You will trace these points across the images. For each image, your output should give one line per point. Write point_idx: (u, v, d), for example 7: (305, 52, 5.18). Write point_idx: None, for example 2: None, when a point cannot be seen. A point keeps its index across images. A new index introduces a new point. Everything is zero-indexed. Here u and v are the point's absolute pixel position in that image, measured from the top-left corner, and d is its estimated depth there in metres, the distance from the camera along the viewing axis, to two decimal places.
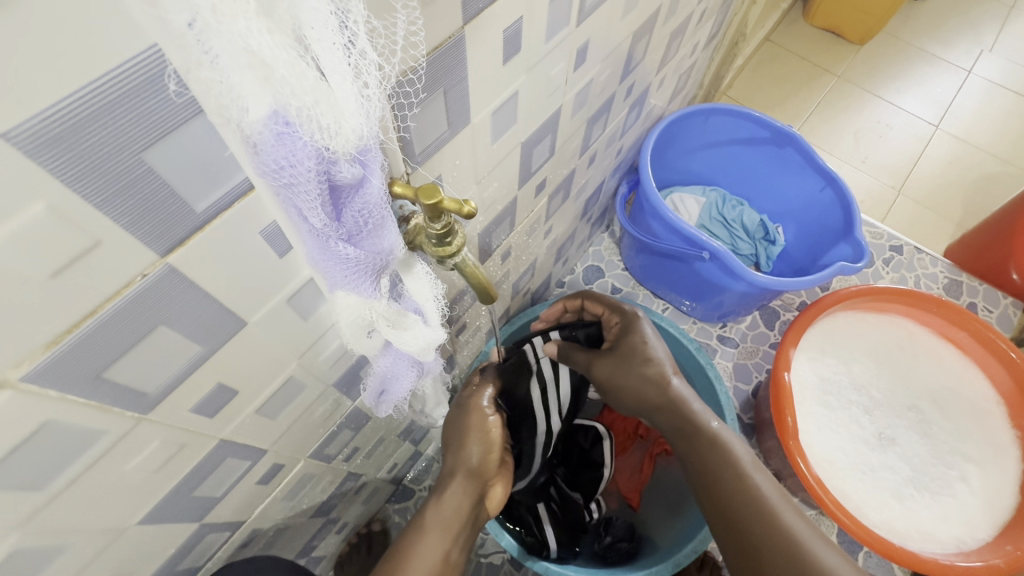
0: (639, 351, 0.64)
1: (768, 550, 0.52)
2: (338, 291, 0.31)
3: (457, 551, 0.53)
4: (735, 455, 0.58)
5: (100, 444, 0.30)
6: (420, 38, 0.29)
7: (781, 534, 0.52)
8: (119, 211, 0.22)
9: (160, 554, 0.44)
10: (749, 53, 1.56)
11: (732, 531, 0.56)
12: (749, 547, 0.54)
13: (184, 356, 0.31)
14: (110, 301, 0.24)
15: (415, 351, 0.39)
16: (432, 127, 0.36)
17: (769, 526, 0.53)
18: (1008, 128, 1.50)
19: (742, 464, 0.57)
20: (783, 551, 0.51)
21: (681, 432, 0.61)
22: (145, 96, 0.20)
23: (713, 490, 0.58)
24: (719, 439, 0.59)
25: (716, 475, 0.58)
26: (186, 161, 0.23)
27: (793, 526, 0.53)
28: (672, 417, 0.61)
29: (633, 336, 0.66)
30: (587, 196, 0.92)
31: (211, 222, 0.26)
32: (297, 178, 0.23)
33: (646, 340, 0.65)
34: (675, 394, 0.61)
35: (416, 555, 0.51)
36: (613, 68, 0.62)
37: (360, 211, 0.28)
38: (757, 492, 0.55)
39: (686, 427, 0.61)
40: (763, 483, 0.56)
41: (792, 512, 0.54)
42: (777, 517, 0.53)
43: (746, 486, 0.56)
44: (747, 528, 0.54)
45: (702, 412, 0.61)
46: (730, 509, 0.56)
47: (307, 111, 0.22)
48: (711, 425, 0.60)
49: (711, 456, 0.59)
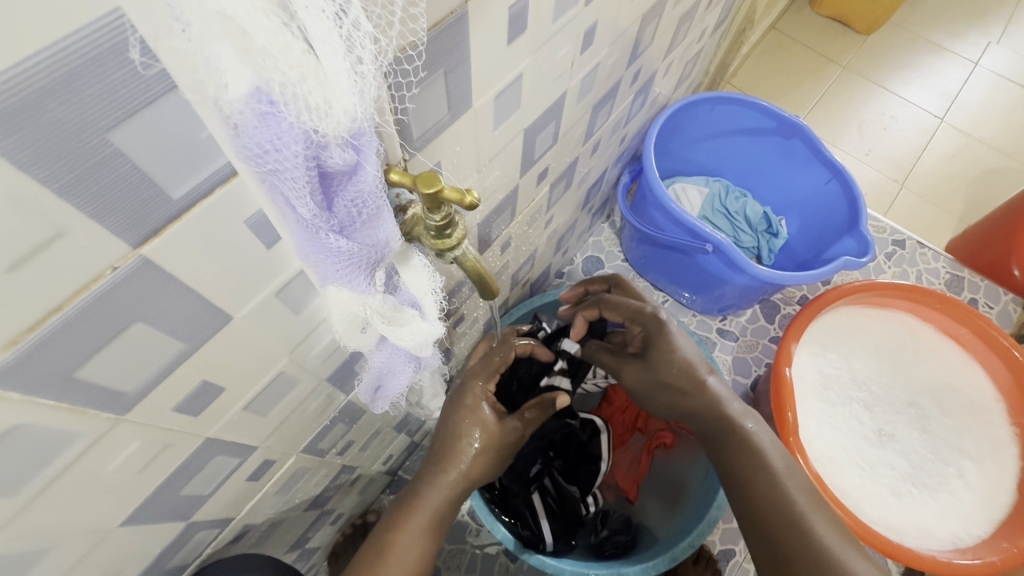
0: (665, 359, 0.61)
1: (793, 555, 0.52)
2: (329, 285, 0.29)
3: (433, 545, 0.52)
4: (767, 459, 0.57)
5: (76, 446, 0.28)
6: (420, 10, 0.26)
7: (809, 539, 0.51)
8: (85, 198, 0.20)
9: (147, 553, 0.42)
10: (754, 41, 1.52)
11: (757, 533, 0.55)
12: (776, 549, 0.53)
13: (165, 353, 0.29)
14: (74, 298, 0.22)
15: (412, 347, 0.37)
16: (430, 110, 0.33)
17: (798, 532, 0.52)
18: (1013, 121, 1.48)
19: (774, 470, 0.56)
20: (812, 559, 0.50)
21: (712, 437, 0.61)
22: (108, 65, 0.17)
23: (742, 494, 0.57)
24: (752, 440, 0.58)
25: (747, 479, 0.57)
26: (160, 143, 0.21)
27: (823, 534, 0.52)
28: (704, 421, 0.61)
29: (660, 345, 0.62)
30: (589, 185, 0.89)
31: (189, 211, 0.24)
32: (283, 164, 0.21)
33: (672, 346, 0.61)
34: (709, 396, 0.60)
35: (396, 545, 0.49)
36: (620, 52, 0.59)
37: (353, 200, 0.26)
38: (789, 498, 0.54)
39: (716, 429, 0.60)
40: (795, 490, 0.55)
41: (822, 520, 0.53)
42: (807, 523, 0.52)
43: (779, 492, 0.55)
44: (777, 528, 0.53)
45: (739, 413, 0.60)
46: (758, 512, 0.55)
47: (293, 89, 0.19)
48: (745, 426, 0.59)
49: (743, 458, 0.58)
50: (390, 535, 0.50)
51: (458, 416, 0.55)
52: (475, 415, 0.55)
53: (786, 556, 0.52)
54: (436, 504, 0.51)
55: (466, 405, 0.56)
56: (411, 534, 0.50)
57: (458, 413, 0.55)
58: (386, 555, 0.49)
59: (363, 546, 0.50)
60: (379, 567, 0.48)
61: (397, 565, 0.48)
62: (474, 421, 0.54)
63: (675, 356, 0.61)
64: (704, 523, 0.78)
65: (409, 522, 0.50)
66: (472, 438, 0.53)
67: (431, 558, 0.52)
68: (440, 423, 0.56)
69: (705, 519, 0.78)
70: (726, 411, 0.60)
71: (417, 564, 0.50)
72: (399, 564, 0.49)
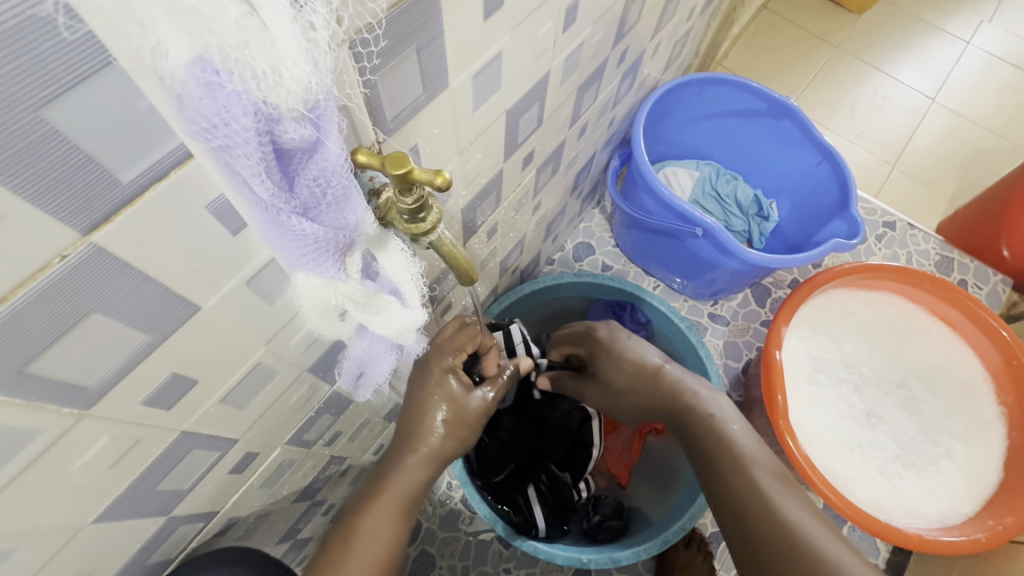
0: (611, 365, 0.66)
1: (770, 547, 0.50)
2: (297, 272, 0.28)
3: (403, 531, 0.52)
4: (738, 449, 0.56)
5: (37, 443, 0.27)
6: None
7: (781, 523, 0.51)
8: (22, 182, 0.18)
9: (125, 549, 0.42)
10: (745, 21, 1.50)
11: (730, 522, 0.55)
12: (750, 543, 0.52)
13: (130, 344, 0.28)
14: (22, 288, 0.21)
15: (392, 334, 0.36)
16: (400, 88, 0.32)
17: (769, 519, 0.52)
18: (1005, 101, 1.47)
19: (743, 458, 0.56)
20: (782, 544, 0.50)
21: (681, 426, 0.61)
22: (29, 33, 0.16)
23: (716, 483, 0.56)
24: (717, 428, 0.58)
25: (717, 467, 0.56)
26: (101, 120, 0.19)
27: (793, 516, 0.51)
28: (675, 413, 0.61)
29: (604, 355, 0.66)
30: (578, 169, 0.88)
31: (143, 194, 0.23)
32: (233, 139, 0.20)
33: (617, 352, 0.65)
34: (666, 386, 0.61)
35: (365, 529, 0.49)
36: (605, 31, 0.57)
37: (316, 179, 0.25)
38: (756, 484, 0.54)
39: (685, 419, 0.60)
40: (761, 475, 0.54)
41: (795, 502, 0.52)
42: (779, 509, 0.52)
43: (746, 478, 0.54)
44: (748, 517, 0.53)
45: (707, 397, 0.60)
46: (732, 503, 0.55)
47: (235, 55, 0.18)
48: (709, 412, 0.59)
49: (713, 447, 0.57)
50: (356, 521, 0.50)
51: (426, 390, 0.53)
52: (443, 389, 0.54)
53: (757, 542, 0.52)
54: (409, 486, 0.52)
55: (433, 380, 0.54)
56: (378, 516, 0.50)
57: (425, 388, 0.53)
58: (353, 539, 0.49)
59: (334, 531, 0.50)
60: (347, 551, 0.48)
61: (365, 552, 0.48)
62: (442, 394, 0.53)
63: (617, 360, 0.65)
64: (694, 506, 0.78)
65: (375, 506, 0.50)
66: (439, 414, 0.53)
67: (401, 544, 0.51)
68: (408, 397, 0.55)
69: (696, 504, 0.78)
70: (686, 399, 0.60)
71: (386, 551, 0.49)
72: (368, 548, 0.48)
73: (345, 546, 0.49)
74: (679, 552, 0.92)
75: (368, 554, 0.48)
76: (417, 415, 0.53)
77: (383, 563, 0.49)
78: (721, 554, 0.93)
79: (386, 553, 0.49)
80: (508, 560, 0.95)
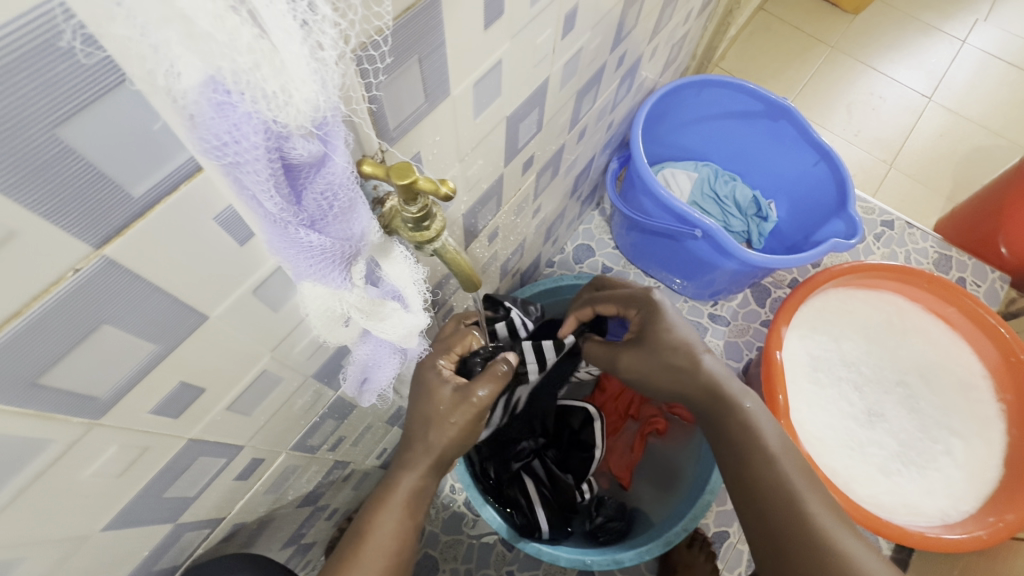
0: (665, 335, 0.61)
1: (789, 536, 0.51)
2: (304, 281, 0.29)
3: (413, 529, 0.53)
4: (762, 441, 0.56)
5: (48, 452, 0.27)
6: (383, 7, 0.26)
7: (806, 520, 0.51)
8: (35, 198, 0.19)
9: (132, 556, 0.42)
10: (741, 23, 1.51)
11: (752, 515, 0.55)
12: (770, 532, 0.52)
13: (138, 355, 0.28)
14: (36, 303, 0.21)
15: (397, 339, 0.37)
16: (404, 98, 0.33)
17: (792, 512, 0.52)
18: (1000, 98, 1.48)
19: (770, 451, 0.56)
20: (802, 538, 0.50)
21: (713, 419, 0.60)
22: (46, 59, 0.16)
23: (742, 475, 0.56)
24: (750, 422, 0.58)
25: (744, 461, 0.56)
26: (114, 138, 0.20)
27: (815, 511, 0.51)
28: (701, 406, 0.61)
29: (656, 322, 0.62)
30: (577, 172, 0.88)
31: (153, 208, 0.23)
32: (244, 156, 0.21)
33: (670, 325, 0.62)
34: (706, 375, 0.59)
35: (375, 526, 0.50)
36: (603, 36, 0.58)
37: (323, 192, 0.25)
38: (784, 476, 0.54)
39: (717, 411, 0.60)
40: (790, 470, 0.55)
41: (818, 501, 0.53)
42: (802, 505, 0.52)
43: (773, 470, 0.55)
44: (770, 510, 0.53)
45: (739, 392, 0.59)
46: (755, 492, 0.55)
47: (246, 76, 0.19)
48: (744, 406, 0.58)
49: (741, 439, 0.57)
50: (369, 516, 0.51)
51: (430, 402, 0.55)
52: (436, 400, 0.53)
53: (778, 536, 0.52)
54: (414, 484, 0.52)
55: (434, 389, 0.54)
56: (390, 514, 0.51)
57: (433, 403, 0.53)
58: (365, 533, 0.50)
59: (347, 531, 0.51)
60: (359, 546, 0.49)
61: (374, 547, 0.49)
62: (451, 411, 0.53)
63: (673, 333, 0.61)
64: (697, 507, 0.78)
65: (386, 506, 0.51)
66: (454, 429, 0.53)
67: (413, 538, 0.52)
68: None
69: (697, 504, 0.78)
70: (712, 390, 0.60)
71: (394, 543, 0.50)
72: (377, 542, 0.49)
73: (357, 543, 0.49)
74: (681, 553, 0.92)
75: (379, 547, 0.49)
76: (423, 423, 0.52)
77: (393, 555, 0.50)
78: (724, 553, 0.93)
79: (393, 552, 0.50)
80: (511, 562, 0.95)
